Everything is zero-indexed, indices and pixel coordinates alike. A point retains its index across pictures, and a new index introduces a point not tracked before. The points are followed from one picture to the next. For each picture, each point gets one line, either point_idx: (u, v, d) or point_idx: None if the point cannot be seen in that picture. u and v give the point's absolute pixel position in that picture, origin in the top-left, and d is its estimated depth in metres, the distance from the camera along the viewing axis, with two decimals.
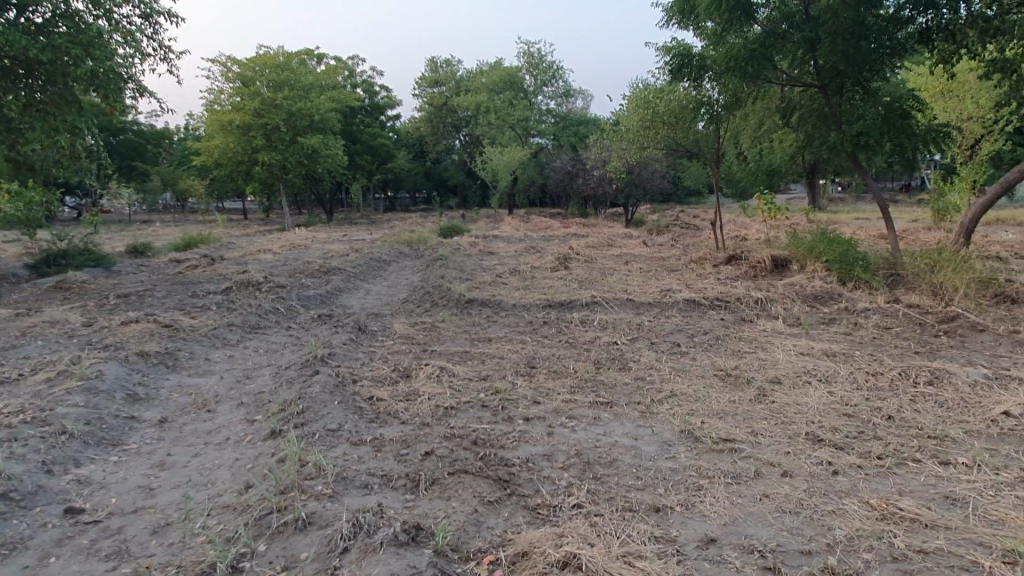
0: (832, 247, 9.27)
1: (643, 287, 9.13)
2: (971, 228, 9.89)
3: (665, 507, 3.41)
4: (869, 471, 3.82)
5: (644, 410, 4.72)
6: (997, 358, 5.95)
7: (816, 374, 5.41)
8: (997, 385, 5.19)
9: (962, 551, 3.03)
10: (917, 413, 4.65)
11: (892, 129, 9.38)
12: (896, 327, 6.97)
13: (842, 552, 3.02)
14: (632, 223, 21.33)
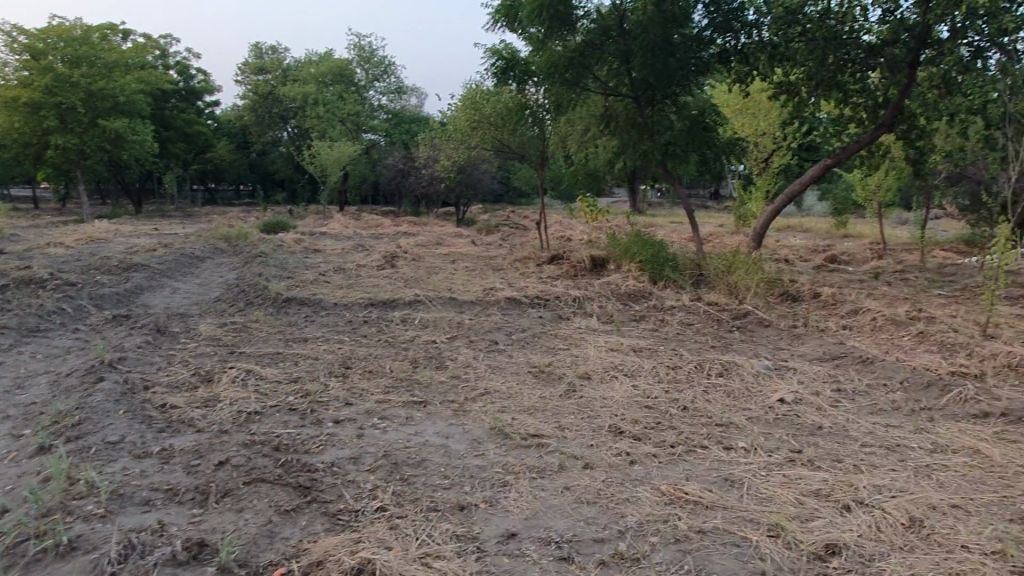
0: (644, 248, 9.86)
1: (467, 286, 9.22)
2: (761, 234, 10.89)
3: (470, 505, 3.43)
4: (662, 459, 4.08)
5: (457, 409, 4.74)
6: (779, 350, 6.62)
7: (622, 369, 5.72)
8: (776, 375, 5.76)
9: (736, 528, 3.31)
10: (708, 403, 5.05)
11: (696, 140, 10.29)
12: (696, 323, 7.54)
13: (631, 538, 3.19)
14: (464, 223, 21.53)
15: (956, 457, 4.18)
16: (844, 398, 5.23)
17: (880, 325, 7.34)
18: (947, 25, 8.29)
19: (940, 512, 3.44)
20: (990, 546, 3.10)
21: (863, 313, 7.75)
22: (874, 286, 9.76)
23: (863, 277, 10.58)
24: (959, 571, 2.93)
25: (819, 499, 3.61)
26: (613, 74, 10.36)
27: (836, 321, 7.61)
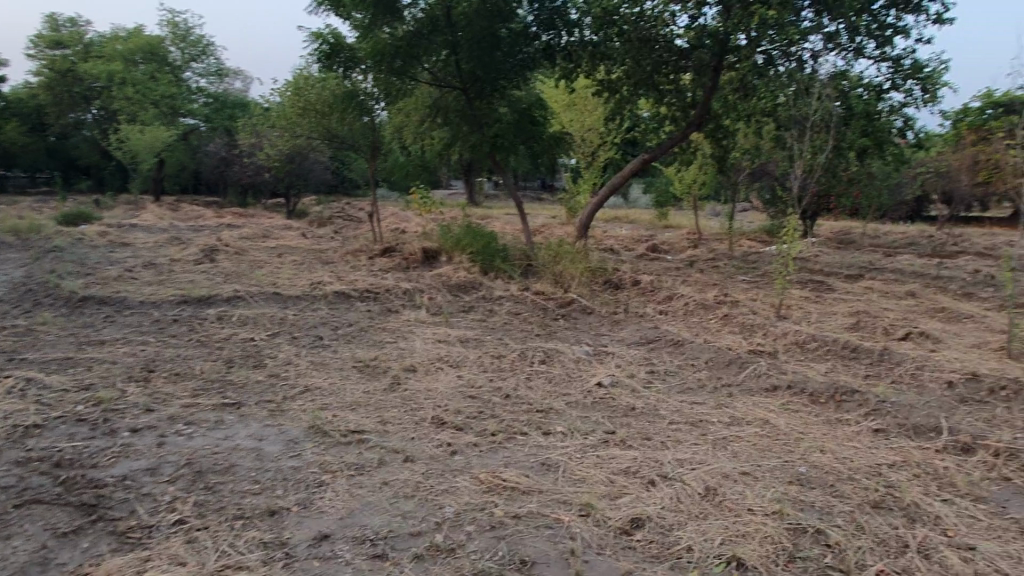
0: (475, 239, 9.96)
1: (293, 280, 8.85)
2: (586, 224, 11.33)
3: (281, 509, 3.27)
4: (483, 448, 4.12)
5: (273, 409, 4.51)
6: (599, 336, 6.93)
7: (449, 359, 5.73)
8: (595, 359, 6.02)
9: (549, 510, 3.40)
10: (530, 389, 5.18)
11: (523, 132, 10.60)
12: (524, 312, 7.72)
13: (448, 529, 3.19)
14: (294, 214, 20.68)
15: (749, 428, 4.58)
16: (656, 379, 5.58)
17: (690, 310, 7.90)
18: (742, 34, 9.00)
19: (732, 480, 3.75)
20: (770, 506, 3.41)
21: (676, 299, 8.31)
22: (687, 273, 10.50)
23: (679, 265, 11.34)
24: (744, 532, 3.19)
25: (627, 476, 3.80)
26: (442, 65, 10.29)
27: (653, 307, 8.10)
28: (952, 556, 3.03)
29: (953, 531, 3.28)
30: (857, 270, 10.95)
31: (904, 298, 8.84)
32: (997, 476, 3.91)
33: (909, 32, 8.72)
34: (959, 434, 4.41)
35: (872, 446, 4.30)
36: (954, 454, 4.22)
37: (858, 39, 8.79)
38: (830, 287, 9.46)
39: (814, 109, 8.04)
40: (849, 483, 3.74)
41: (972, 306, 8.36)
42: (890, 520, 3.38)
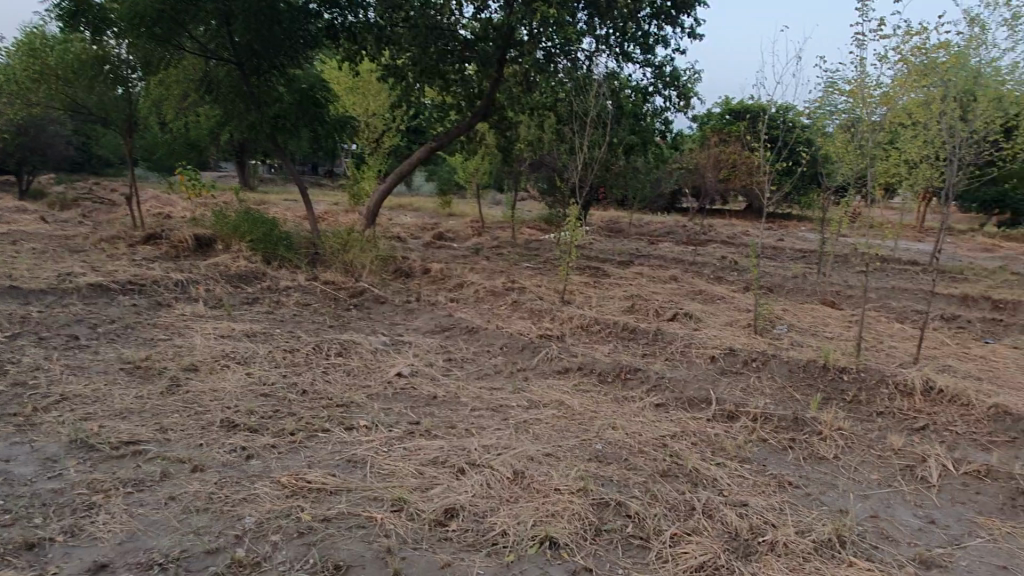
0: (256, 226, 9.30)
1: (34, 271, 7.63)
2: (375, 212, 11.03)
3: (43, 541, 2.81)
4: (281, 450, 3.85)
5: (22, 424, 3.85)
6: (395, 326, 6.81)
7: (235, 356, 5.28)
8: (393, 350, 5.90)
9: (360, 509, 3.27)
10: (328, 383, 4.94)
11: (306, 116, 10.12)
12: (313, 303, 7.35)
13: (250, 541, 2.94)
14: (29, 195, 17.90)
15: (547, 410, 4.77)
16: (454, 367, 5.61)
17: (482, 297, 8.05)
18: (525, 29, 9.29)
19: (537, 462, 3.87)
20: (575, 484, 3.57)
21: (467, 286, 8.41)
22: (475, 260, 10.69)
23: (466, 252, 11.53)
24: (553, 512, 3.31)
25: (436, 466, 3.76)
26: (210, 34, 9.33)
27: (445, 295, 8.13)
28: (730, 513, 3.38)
29: (728, 491, 3.67)
30: (626, 256, 11.89)
31: (668, 282, 9.75)
32: (756, 438, 4.45)
33: (668, 42, 9.58)
34: (723, 403, 4.94)
35: (655, 419, 4.68)
36: (722, 421, 4.73)
37: (626, 44, 9.48)
38: (605, 273, 10.17)
39: (591, 106, 8.52)
40: (640, 456, 4.03)
41: (723, 289, 9.45)
42: (676, 487, 3.69)
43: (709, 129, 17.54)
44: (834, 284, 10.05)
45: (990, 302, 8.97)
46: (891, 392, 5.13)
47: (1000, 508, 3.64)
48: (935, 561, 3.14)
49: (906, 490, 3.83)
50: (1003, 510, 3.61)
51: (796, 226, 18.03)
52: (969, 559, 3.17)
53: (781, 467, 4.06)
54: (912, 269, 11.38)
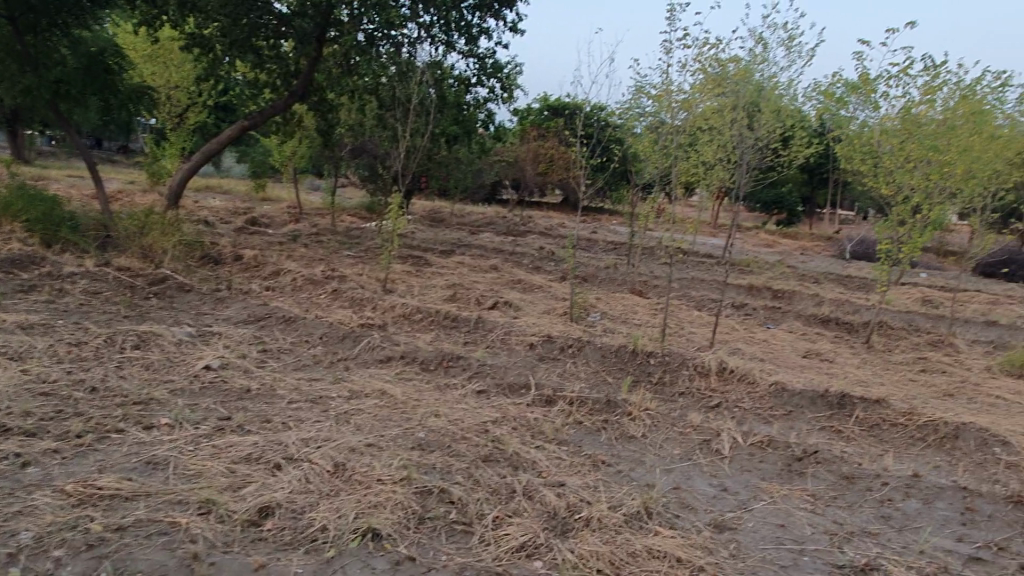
0: (33, 205, 8.21)
1: None
2: (178, 193, 10.15)
3: None
4: (66, 455, 3.43)
5: None
6: (201, 316, 6.32)
7: (6, 352, 4.63)
8: (199, 341, 5.47)
9: (161, 514, 2.99)
10: (123, 379, 4.49)
11: (95, 83, 9.18)
12: (105, 291, 6.64)
13: (27, 560, 2.60)
14: None
15: (369, 400, 4.66)
16: (269, 358, 5.31)
17: (299, 285, 7.70)
18: (345, 9, 8.97)
19: (358, 453, 3.76)
20: (398, 473, 3.52)
21: (283, 274, 8.01)
22: (291, 247, 10.21)
23: (282, 239, 10.99)
24: (375, 503, 3.24)
25: (249, 464, 3.54)
26: None
27: (258, 283, 7.68)
28: (548, 492, 3.51)
29: (547, 472, 3.80)
30: (448, 246, 11.94)
31: (489, 272, 9.91)
32: (572, 421, 4.66)
33: (491, 34, 9.71)
34: (542, 388, 5.12)
35: (477, 406, 4.74)
36: (540, 406, 4.90)
37: (449, 33, 9.48)
38: (428, 262, 10.14)
39: (414, 93, 8.44)
40: (462, 442, 4.07)
41: (541, 279, 9.78)
42: (497, 470, 3.76)
43: (529, 124, 18.05)
44: (641, 274, 10.76)
45: (771, 291, 10.05)
46: (690, 374, 5.57)
47: (779, 474, 4.08)
48: (727, 525, 3.46)
49: (703, 462, 4.18)
50: (781, 475, 4.06)
51: (607, 220, 19.10)
52: (755, 521, 3.53)
53: (595, 448, 4.28)
54: (707, 262, 12.46)
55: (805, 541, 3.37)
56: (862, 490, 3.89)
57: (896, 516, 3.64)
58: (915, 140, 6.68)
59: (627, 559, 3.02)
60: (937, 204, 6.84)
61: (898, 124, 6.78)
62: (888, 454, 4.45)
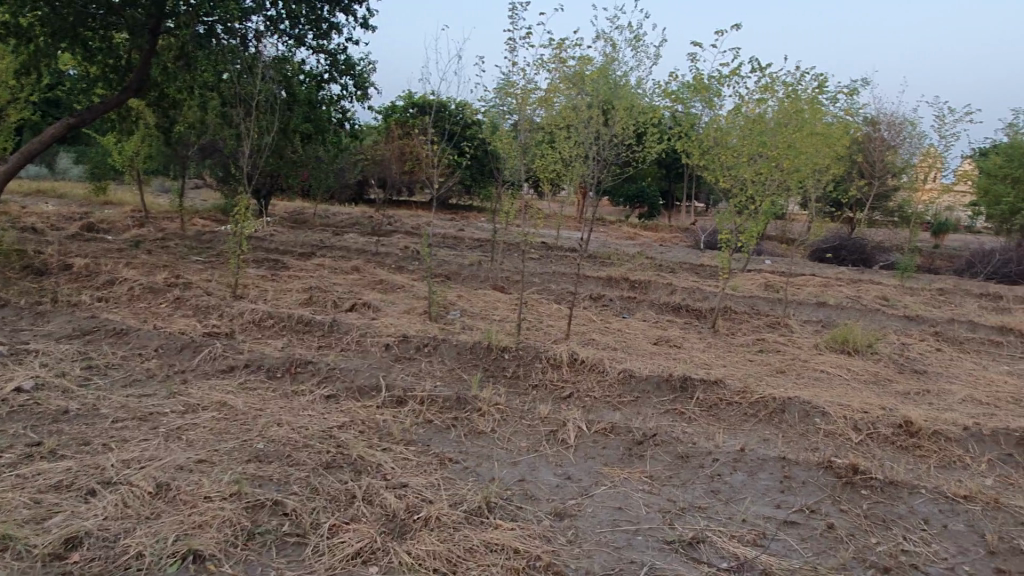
0: None
1: None
2: None
3: None
4: None
5: None
6: (18, 333, 5.76)
7: None
8: (12, 362, 4.97)
9: None
10: None
11: None
12: None
13: None
14: None
15: (205, 413, 4.41)
16: (95, 375, 4.92)
17: (137, 294, 7.20)
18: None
19: (186, 471, 3.55)
20: (228, 489, 3.35)
21: (120, 283, 7.45)
22: (132, 254, 9.52)
23: (122, 245, 10.23)
24: (200, 522, 3.07)
25: (58, 492, 3.26)
26: None
27: (90, 294, 7.11)
28: (389, 495, 3.46)
29: (391, 474, 3.75)
30: (309, 248, 11.56)
31: (349, 273, 9.68)
32: (422, 420, 4.63)
33: (341, 29, 9.47)
34: (393, 389, 5.04)
35: (323, 412, 4.60)
36: (391, 407, 4.84)
37: (298, 27, 9.15)
38: (284, 265, 9.78)
39: (261, 90, 8.09)
40: (304, 450, 3.93)
41: (403, 278, 9.67)
42: (338, 477, 3.67)
43: (392, 121, 17.80)
44: (504, 270, 10.88)
45: (628, 282, 10.44)
46: (543, 366, 5.65)
47: (620, 458, 4.23)
48: (567, 512, 3.54)
49: (549, 453, 4.26)
50: (622, 459, 4.21)
51: (475, 218, 19.18)
52: (594, 506, 3.63)
53: (443, 446, 4.26)
54: (569, 255, 12.77)
55: (640, 521, 3.50)
56: (695, 468, 4.10)
57: (723, 490, 3.86)
58: (749, 137, 7.09)
59: (464, 556, 3.02)
60: (769, 196, 7.29)
61: (733, 122, 7.16)
62: (723, 431, 4.71)
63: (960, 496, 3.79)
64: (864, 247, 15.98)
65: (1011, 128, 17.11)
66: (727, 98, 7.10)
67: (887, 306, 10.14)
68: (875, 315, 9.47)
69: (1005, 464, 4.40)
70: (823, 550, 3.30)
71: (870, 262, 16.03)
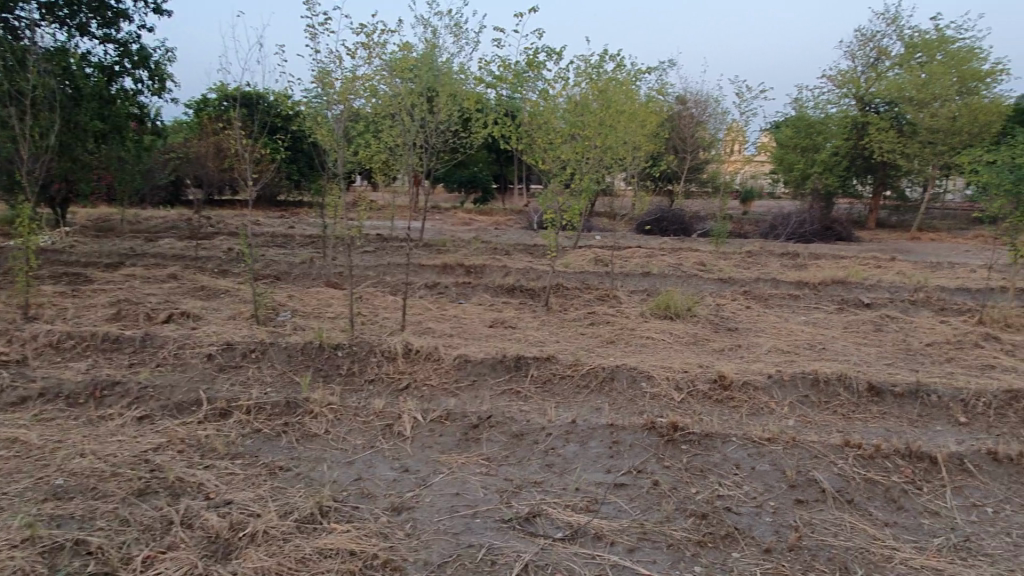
0: None
1: None
2: None
3: None
4: None
5: None
6: None
7: None
8: None
9: None
10: None
11: None
12: None
13: None
14: None
15: None
16: None
17: None
18: None
19: None
20: (19, 535, 2.99)
21: None
22: None
23: None
24: None
25: None
26: None
27: None
28: (211, 515, 3.24)
29: (214, 493, 3.52)
30: (117, 258, 10.58)
31: (165, 282, 8.97)
32: (250, 430, 4.39)
33: (130, 17, 8.71)
34: (216, 401, 4.73)
35: (136, 435, 4.23)
36: (214, 421, 4.54)
37: (79, 16, 8.30)
38: (87, 279, 8.88)
39: (40, 86, 7.27)
40: (112, 480, 3.59)
41: (226, 282, 9.11)
42: (153, 504, 3.38)
43: (204, 116, 16.65)
44: (337, 265, 10.56)
45: (464, 268, 10.48)
46: (378, 359, 5.52)
47: (457, 444, 4.23)
48: (405, 505, 3.49)
49: (386, 447, 4.18)
50: (459, 445, 4.22)
51: (305, 214, 18.46)
52: (431, 495, 3.61)
53: (272, 455, 4.06)
54: (405, 245, 12.62)
55: (478, 504, 3.52)
56: (530, 445, 4.19)
57: (558, 462, 3.98)
58: (566, 120, 7.31)
59: (294, 568, 2.90)
60: (587, 175, 7.59)
61: (550, 106, 7.34)
62: (556, 406, 4.85)
63: (766, 438, 4.15)
64: (682, 218, 17.12)
65: (797, 102, 18.96)
66: (540, 83, 7.25)
67: (703, 271, 10.93)
68: (693, 281, 10.17)
69: (802, 405, 4.88)
70: (649, 506, 3.50)
71: (689, 231, 17.21)
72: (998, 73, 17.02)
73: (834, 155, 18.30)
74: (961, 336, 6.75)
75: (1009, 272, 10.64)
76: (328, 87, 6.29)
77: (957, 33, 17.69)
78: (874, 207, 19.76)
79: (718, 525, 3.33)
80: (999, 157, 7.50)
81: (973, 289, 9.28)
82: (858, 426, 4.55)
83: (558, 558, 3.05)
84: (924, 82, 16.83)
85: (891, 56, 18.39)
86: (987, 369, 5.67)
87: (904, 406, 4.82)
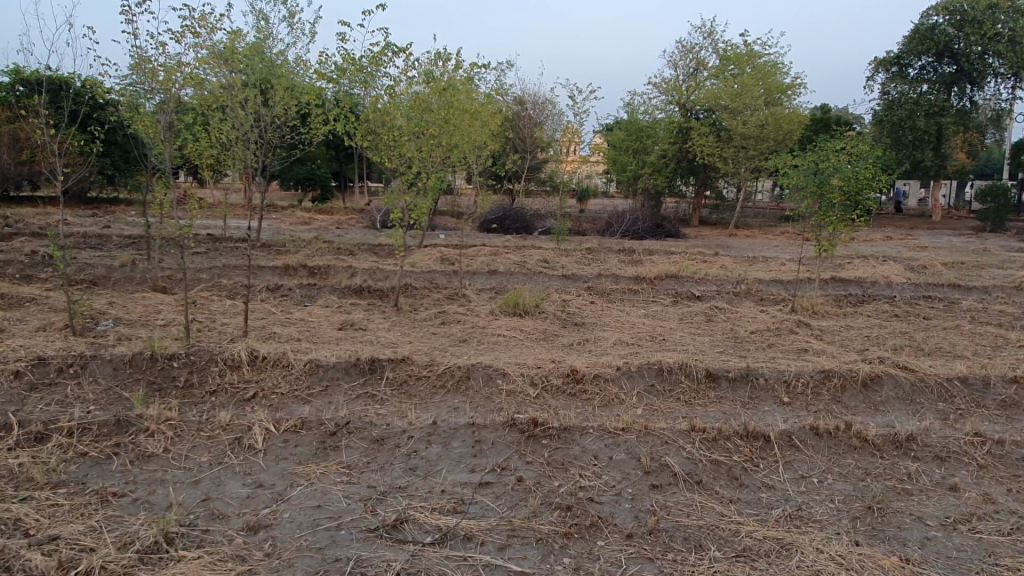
0: None
1: None
2: None
3: None
4: None
5: None
6: None
7: None
8: None
9: None
10: None
11: None
12: None
13: None
14: None
15: None
16: None
17: None
18: None
19: None
20: None
21: None
22: None
23: None
24: None
25: None
26: None
27: None
28: (33, 556, 2.88)
29: (35, 528, 3.13)
30: None
31: None
32: (74, 455, 3.93)
33: None
34: (30, 425, 4.19)
35: None
36: (29, 447, 4.01)
37: None
38: None
39: None
40: None
41: (31, 289, 8.10)
42: None
43: None
44: (163, 268, 9.73)
45: (307, 269, 10.07)
46: (220, 369, 5.13)
47: (315, 454, 4.05)
48: (262, 523, 3.28)
49: (236, 463, 3.91)
50: (316, 455, 4.04)
51: (122, 213, 16.90)
52: (291, 510, 3.41)
53: (103, 480, 3.66)
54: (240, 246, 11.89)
55: (341, 515, 3.37)
56: (392, 449, 4.10)
57: (422, 465, 3.93)
58: (410, 119, 7.14)
59: None
60: (433, 173, 7.56)
61: (393, 103, 7.13)
62: (414, 408, 4.77)
63: (620, 429, 4.33)
64: (524, 217, 17.54)
65: (629, 107, 20.07)
66: (383, 80, 7.02)
67: (547, 268, 11.24)
68: (539, 277, 10.44)
69: (650, 394, 5.16)
70: (515, 503, 3.53)
71: (530, 229, 17.66)
72: (797, 86, 18.98)
73: (661, 157, 19.61)
74: (778, 323, 7.43)
75: (814, 266, 11.85)
76: (150, 76, 5.75)
77: (762, 49, 19.41)
78: (697, 206, 21.32)
79: (582, 515, 3.43)
80: (804, 161, 8.30)
81: (785, 280, 10.27)
82: (699, 411, 4.88)
83: (430, 564, 3.00)
84: (737, 92, 18.34)
85: (708, 66, 19.90)
86: (803, 352, 6.29)
87: (737, 389, 5.23)
